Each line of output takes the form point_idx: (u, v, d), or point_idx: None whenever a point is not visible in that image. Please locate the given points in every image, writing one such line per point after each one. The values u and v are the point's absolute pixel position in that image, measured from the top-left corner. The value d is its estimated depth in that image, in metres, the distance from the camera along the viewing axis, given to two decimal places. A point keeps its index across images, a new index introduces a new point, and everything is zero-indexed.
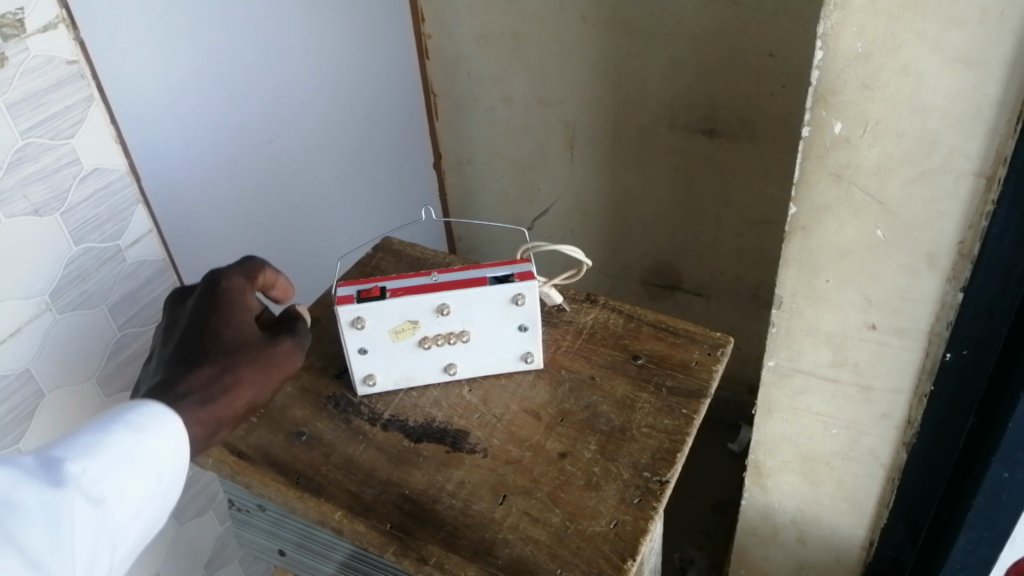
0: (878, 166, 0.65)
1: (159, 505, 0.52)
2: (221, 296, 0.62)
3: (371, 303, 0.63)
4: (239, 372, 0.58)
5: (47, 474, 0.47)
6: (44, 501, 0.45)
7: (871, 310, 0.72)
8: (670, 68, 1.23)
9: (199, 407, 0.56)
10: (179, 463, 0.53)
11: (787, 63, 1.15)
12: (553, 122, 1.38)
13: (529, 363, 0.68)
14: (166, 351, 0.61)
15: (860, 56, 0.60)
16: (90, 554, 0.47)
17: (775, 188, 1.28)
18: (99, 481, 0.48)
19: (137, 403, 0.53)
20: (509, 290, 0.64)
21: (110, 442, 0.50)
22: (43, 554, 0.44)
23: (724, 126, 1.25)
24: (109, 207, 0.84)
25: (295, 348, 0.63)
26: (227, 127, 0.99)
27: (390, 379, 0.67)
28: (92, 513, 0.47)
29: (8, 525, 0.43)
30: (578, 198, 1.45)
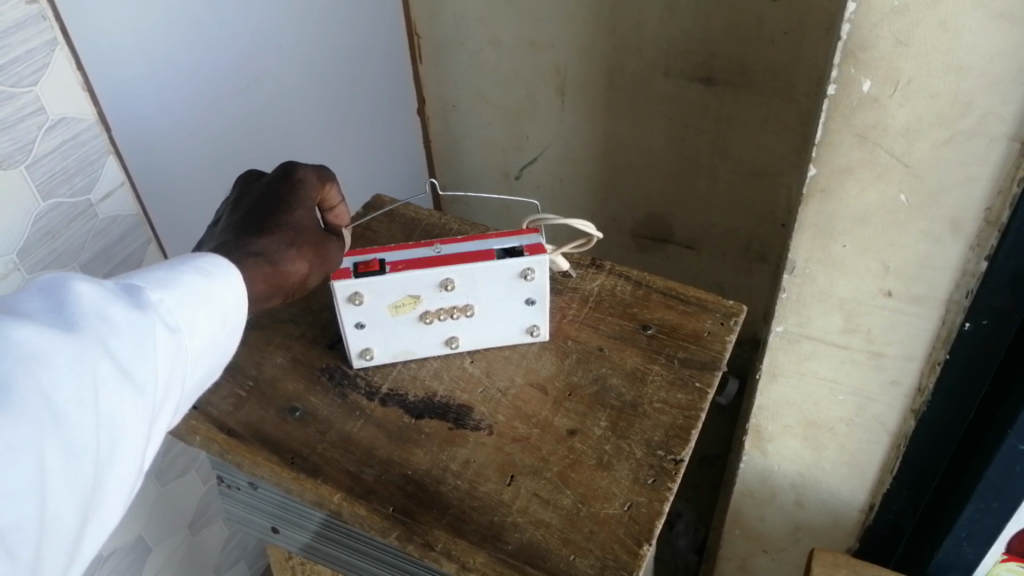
0: (907, 128, 0.61)
1: (223, 349, 0.52)
2: (296, 179, 0.61)
3: (370, 278, 0.61)
4: (300, 252, 0.58)
5: (132, 297, 0.46)
6: (131, 319, 0.44)
7: (887, 277, 0.70)
8: (667, 13, 1.16)
9: (260, 271, 0.55)
10: (243, 311, 0.53)
11: (791, 8, 1.08)
12: (544, 67, 1.31)
13: (535, 336, 0.67)
14: (235, 215, 0.60)
15: (896, 10, 0.56)
16: (168, 378, 0.46)
17: (772, 139, 1.22)
18: (176, 311, 0.47)
19: (213, 254, 0.53)
20: (516, 264, 0.62)
21: (186, 279, 0.49)
22: (131, 370, 0.43)
23: (721, 74, 1.19)
24: (78, 159, 0.79)
25: (344, 247, 0.62)
26: (201, 74, 0.92)
27: (388, 352, 0.65)
28: (173, 340, 0.47)
29: (101, 332, 0.43)
30: (568, 147, 1.40)
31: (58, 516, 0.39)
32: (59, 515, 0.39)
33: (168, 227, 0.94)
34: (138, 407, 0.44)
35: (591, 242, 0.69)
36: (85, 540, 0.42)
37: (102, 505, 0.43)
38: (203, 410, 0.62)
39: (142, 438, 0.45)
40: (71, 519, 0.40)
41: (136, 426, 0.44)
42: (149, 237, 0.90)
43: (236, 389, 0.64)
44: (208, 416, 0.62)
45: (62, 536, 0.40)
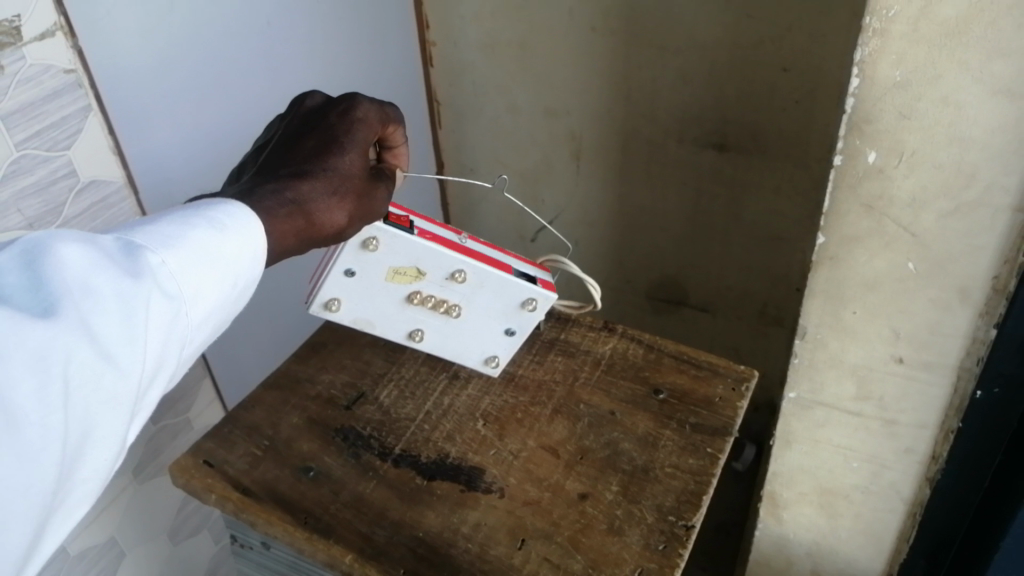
0: (913, 198, 0.62)
1: (224, 308, 0.49)
2: (353, 119, 0.59)
3: (398, 235, 0.63)
4: (340, 203, 0.56)
5: (127, 261, 0.43)
6: (120, 291, 0.41)
7: (898, 344, 0.70)
8: (680, 81, 1.19)
9: (299, 218, 0.54)
10: (255, 266, 0.51)
11: (802, 78, 1.11)
12: (560, 132, 1.35)
13: (489, 368, 0.72)
14: (284, 152, 0.58)
15: (899, 85, 0.58)
16: (163, 347, 0.44)
17: (785, 204, 1.23)
18: (177, 275, 0.44)
19: (234, 202, 0.51)
20: (526, 291, 0.68)
21: (191, 237, 0.46)
22: (111, 348, 0.40)
23: (734, 141, 1.21)
24: (106, 221, 0.81)
25: (387, 197, 0.62)
26: (229, 141, 0.95)
27: (349, 313, 0.68)
28: (168, 310, 0.44)
29: (86, 308, 0.39)
30: (583, 211, 1.42)
31: (14, 519, 0.37)
32: (21, 507, 0.37)
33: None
34: (120, 388, 0.41)
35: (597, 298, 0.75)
36: (57, 519, 0.40)
37: (82, 482, 0.41)
38: (219, 469, 0.63)
39: (123, 425, 0.42)
40: (27, 521, 0.37)
41: (117, 406, 0.41)
42: None
43: (252, 448, 0.65)
44: (224, 473, 0.63)
45: (17, 537, 0.37)
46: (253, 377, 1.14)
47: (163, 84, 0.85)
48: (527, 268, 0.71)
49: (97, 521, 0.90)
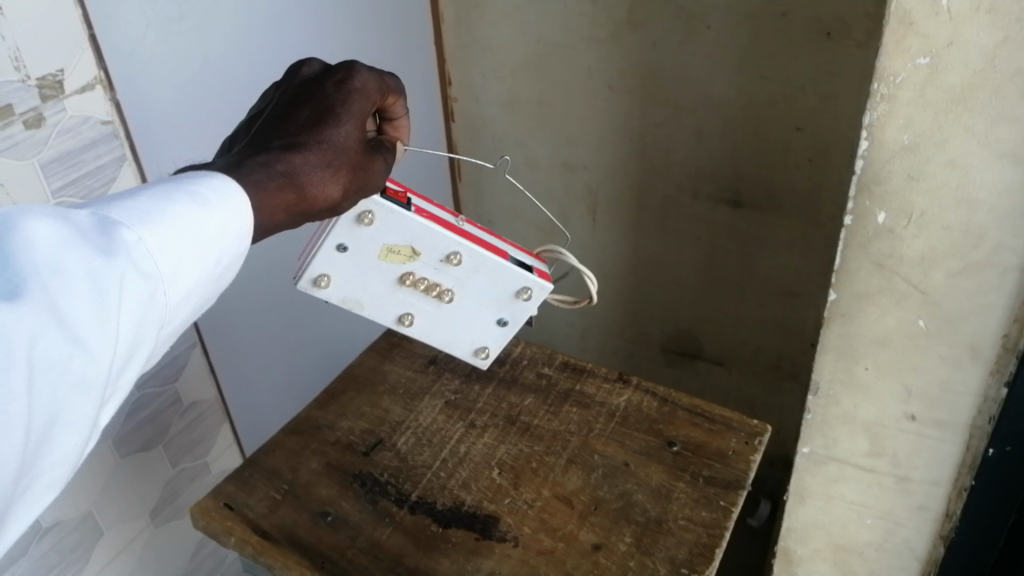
0: (922, 257, 0.64)
1: (206, 287, 0.47)
2: (351, 88, 0.56)
3: (396, 211, 0.64)
4: (334, 176, 0.53)
5: (101, 238, 0.41)
6: (90, 270, 0.39)
7: (910, 401, 0.71)
8: (695, 138, 1.22)
9: (289, 192, 0.51)
10: (242, 244, 0.49)
11: (814, 137, 1.13)
12: (577, 187, 1.37)
13: (480, 359, 0.74)
14: (278, 123, 0.55)
15: (907, 148, 0.60)
16: (138, 327, 0.42)
17: (798, 259, 1.25)
18: (156, 253, 0.43)
19: (221, 175, 0.49)
20: (521, 280, 0.69)
21: (170, 212, 0.44)
22: (79, 330, 0.38)
23: (748, 197, 1.23)
24: None
25: (385, 171, 0.59)
26: None
27: (338, 292, 0.68)
28: (145, 288, 0.42)
29: (52, 287, 0.38)
30: (598, 263, 1.44)
31: None
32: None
33: (212, 328, 1.01)
34: (90, 372, 0.39)
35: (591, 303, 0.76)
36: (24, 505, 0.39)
37: (49, 469, 0.39)
38: (239, 512, 0.65)
39: (94, 410, 0.40)
40: None
41: (85, 390, 0.39)
42: (195, 340, 0.97)
43: (272, 492, 0.67)
44: (244, 517, 0.64)
45: None
46: (269, 422, 1.16)
47: (194, 136, 0.88)
48: (524, 257, 0.72)
49: (114, 563, 0.94)
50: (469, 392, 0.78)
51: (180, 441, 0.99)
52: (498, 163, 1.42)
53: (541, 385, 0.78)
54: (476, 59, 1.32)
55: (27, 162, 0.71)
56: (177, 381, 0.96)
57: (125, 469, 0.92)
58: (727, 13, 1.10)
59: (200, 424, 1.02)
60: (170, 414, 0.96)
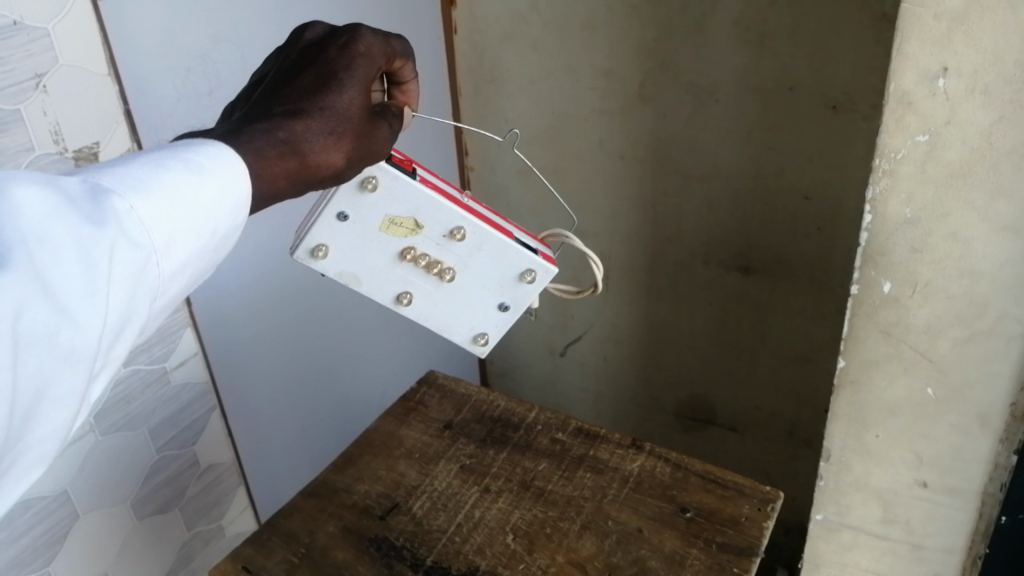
0: (928, 326, 0.65)
1: (197, 259, 0.46)
2: (356, 52, 0.54)
3: (401, 180, 0.64)
4: (337, 143, 0.52)
5: (91, 206, 0.39)
6: (79, 238, 0.38)
7: (921, 468, 0.72)
8: (706, 206, 1.25)
9: (290, 160, 0.50)
10: (235, 216, 0.48)
11: (822, 206, 1.15)
12: (590, 253, 1.40)
13: (478, 345, 0.74)
14: (280, 87, 0.53)
15: (909, 221, 0.63)
16: (130, 299, 0.40)
17: (811, 326, 1.25)
18: (148, 220, 0.41)
19: (219, 145, 0.48)
20: (526, 262, 0.70)
21: (162, 182, 0.43)
22: (69, 301, 0.37)
23: (759, 264, 1.25)
24: (160, 330, 0.89)
25: (392, 138, 0.57)
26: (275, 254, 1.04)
27: (336, 264, 0.68)
28: (137, 259, 0.40)
29: (39, 257, 0.36)
30: (611, 328, 1.46)
31: None
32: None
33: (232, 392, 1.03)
34: (79, 346, 0.37)
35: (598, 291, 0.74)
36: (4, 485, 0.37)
37: (33, 447, 0.37)
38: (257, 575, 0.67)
39: (80, 387, 0.38)
40: None
41: (74, 365, 0.37)
42: (215, 404, 1.00)
43: (289, 555, 0.69)
44: None
45: None
46: (284, 485, 1.17)
47: None
48: (527, 240, 0.72)
49: None
50: (483, 457, 0.79)
51: (197, 503, 1.01)
52: (506, 138, 1.35)
53: (555, 450, 0.79)
54: (492, 130, 1.37)
55: None
56: (195, 444, 0.98)
57: (142, 531, 0.94)
58: (736, 87, 1.13)
59: (217, 486, 1.03)
60: (188, 476, 0.98)
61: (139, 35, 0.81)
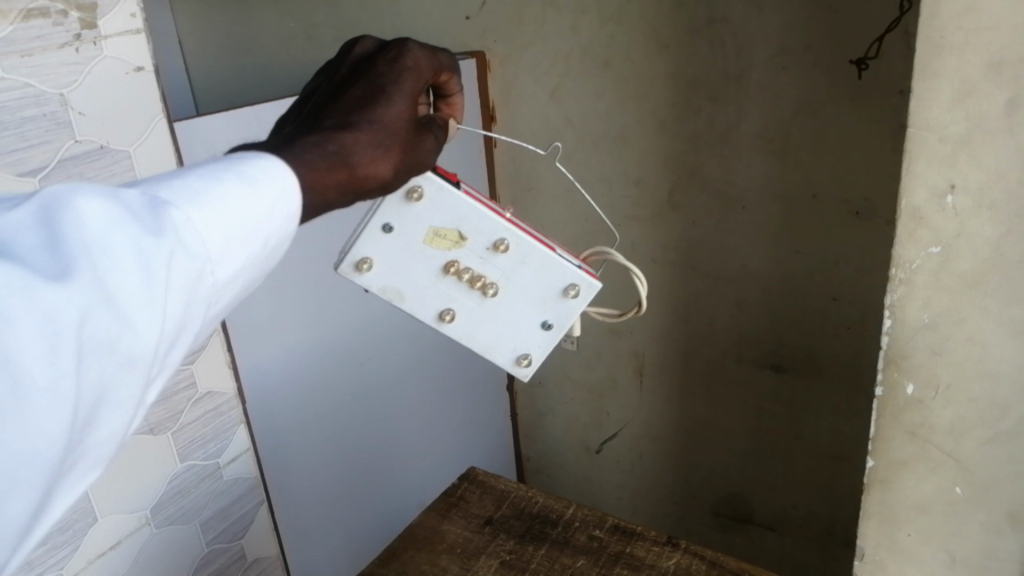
0: (952, 427, 0.68)
1: (259, 273, 0.46)
2: (404, 66, 0.56)
3: (442, 187, 0.66)
4: (386, 154, 0.53)
5: (150, 216, 0.38)
6: (138, 249, 0.36)
7: (955, 567, 0.73)
8: (736, 306, 1.28)
9: (341, 171, 0.50)
10: (286, 228, 0.46)
11: (852, 306, 1.17)
12: (624, 351, 1.45)
13: (522, 371, 0.72)
14: (337, 99, 0.55)
15: (926, 325, 0.66)
16: (184, 309, 0.39)
17: (846, 425, 1.25)
18: (204, 230, 0.40)
19: (271, 158, 0.46)
20: (572, 277, 0.70)
21: (219, 195, 0.42)
22: (128, 314, 0.36)
23: (790, 363, 1.27)
24: (214, 427, 0.94)
25: (434, 151, 0.58)
26: (320, 343, 1.14)
27: (379, 280, 0.69)
28: (192, 270, 0.39)
29: (102, 269, 0.35)
30: (647, 425, 1.48)
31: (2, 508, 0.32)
32: (25, 476, 0.32)
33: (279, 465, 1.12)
34: (137, 352, 0.36)
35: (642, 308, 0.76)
36: (49, 502, 0.35)
37: (92, 452, 0.37)
38: None
39: (133, 401, 0.37)
40: (20, 510, 0.33)
41: (132, 375, 0.36)
42: (262, 499, 1.03)
43: None
44: None
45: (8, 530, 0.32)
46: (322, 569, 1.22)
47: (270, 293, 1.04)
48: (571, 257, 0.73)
49: None
50: (523, 553, 0.82)
51: None
52: (549, 150, 1.35)
53: (593, 547, 0.81)
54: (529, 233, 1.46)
55: None
56: (243, 538, 1.02)
57: None
58: (762, 194, 1.19)
59: None
60: (235, 569, 1.01)
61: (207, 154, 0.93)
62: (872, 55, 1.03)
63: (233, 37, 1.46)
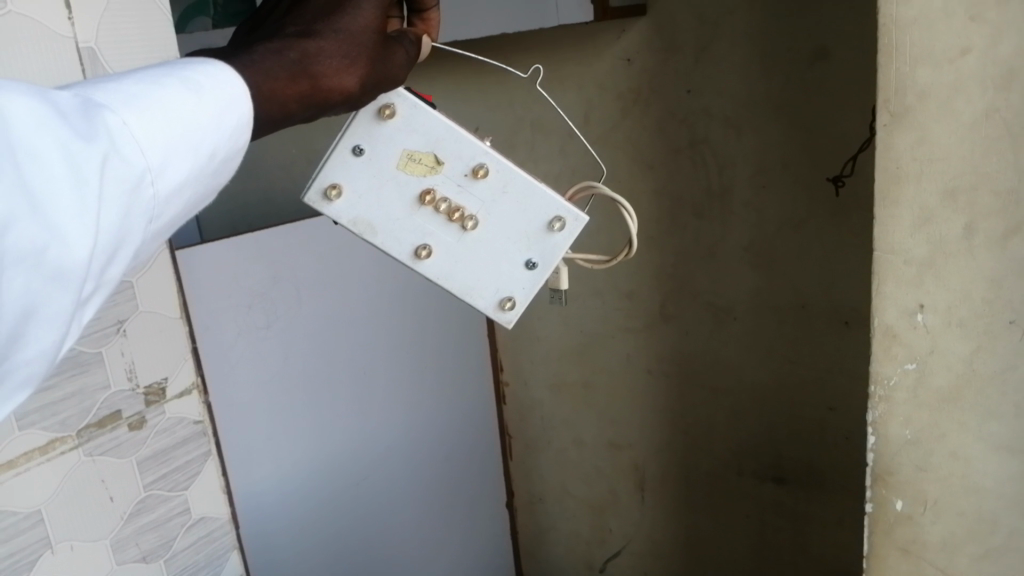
0: (944, 542, 0.69)
1: (201, 189, 0.44)
2: None
3: (417, 109, 0.68)
4: (353, 67, 0.52)
5: (83, 117, 0.35)
6: (65, 148, 0.33)
7: None
8: (733, 418, 1.28)
9: (302, 83, 0.49)
10: (236, 136, 0.45)
11: (848, 416, 1.15)
12: (623, 465, 1.44)
13: (504, 313, 0.74)
14: (303, 4, 0.54)
15: (910, 442, 0.68)
16: (121, 219, 0.36)
17: (851, 537, 1.20)
18: (144, 133, 0.37)
19: (218, 66, 0.45)
20: (555, 210, 0.72)
21: (155, 95, 0.40)
22: (56, 219, 0.32)
23: (791, 474, 1.24)
24: (207, 553, 0.92)
25: (406, 65, 0.58)
26: (315, 469, 1.14)
27: (349, 209, 0.70)
28: (130, 177, 0.36)
29: (26, 169, 0.32)
30: (649, 542, 1.46)
31: None
32: None
33: None
34: (68, 267, 0.32)
35: (629, 255, 0.79)
36: None
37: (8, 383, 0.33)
38: None
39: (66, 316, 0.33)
40: None
41: (62, 289, 0.33)
42: None
43: None
44: None
45: None
46: None
47: (262, 421, 1.05)
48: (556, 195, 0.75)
49: None
50: None
51: None
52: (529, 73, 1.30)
53: None
54: (526, 348, 1.51)
55: (126, 459, 0.82)
56: None
57: None
58: (750, 305, 1.21)
59: None
60: None
61: (209, 286, 0.98)
62: (847, 172, 1.05)
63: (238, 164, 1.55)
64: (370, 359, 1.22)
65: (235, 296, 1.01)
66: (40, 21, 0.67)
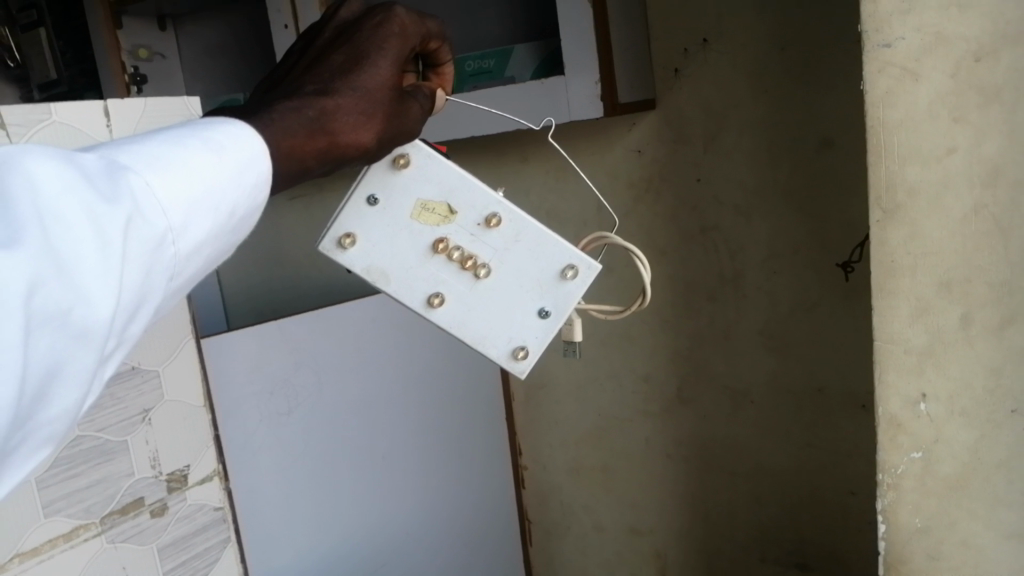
0: None
1: (218, 246, 0.46)
2: (386, 31, 0.59)
3: (430, 160, 0.72)
4: (369, 123, 0.57)
5: (107, 182, 0.37)
6: (92, 214, 0.35)
7: None
8: (755, 503, 1.27)
9: (321, 139, 0.53)
10: (254, 193, 0.48)
11: (868, 502, 1.14)
12: (644, 552, 1.43)
13: (517, 362, 0.75)
14: (320, 62, 0.58)
15: (920, 529, 0.73)
16: (141, 277, 0.37)
17: None
18: (165, 195, 0.39)
19: (240, 126, 0.48)
20: (567, 259, 0.74)
21: (174, 158, 0.41)
22: (82, 279, 0.33)
23: (815, 563, 1.22)
24: None
25: (417, 119, 0.63)
26: (343, 556, 1.16)
27: (364, 258, 0.73)
28: (150, 237, 0.38)
29: (53, 236, 0.33)
30: None
31: None
32: None
33: None
34: (92, 324, 0.33)
35: (642, 303, 0.81)
36: None
37: (35, 437, 0.33)
38: None
39: (90, 370, 0.34)
40: None
41: (85, 345, 0.33)
42: None
43: None
44: None
45: None
46: None
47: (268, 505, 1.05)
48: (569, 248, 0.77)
49: None
50: None
51: None
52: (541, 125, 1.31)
53: None
54: (546, 432, 1.51)
55: (148, 545, 0.83)
56: None
57: None
58: (766, 389, 1.22)
59: None
60: None
61: (233, 370, 1.01)
62: (855, 258, 1.08)
63: (264, 254, 1.61)
64: (388, 445, 1.24)
65: (257, 382, 1.03)
66: (83, 129, 0.72)
